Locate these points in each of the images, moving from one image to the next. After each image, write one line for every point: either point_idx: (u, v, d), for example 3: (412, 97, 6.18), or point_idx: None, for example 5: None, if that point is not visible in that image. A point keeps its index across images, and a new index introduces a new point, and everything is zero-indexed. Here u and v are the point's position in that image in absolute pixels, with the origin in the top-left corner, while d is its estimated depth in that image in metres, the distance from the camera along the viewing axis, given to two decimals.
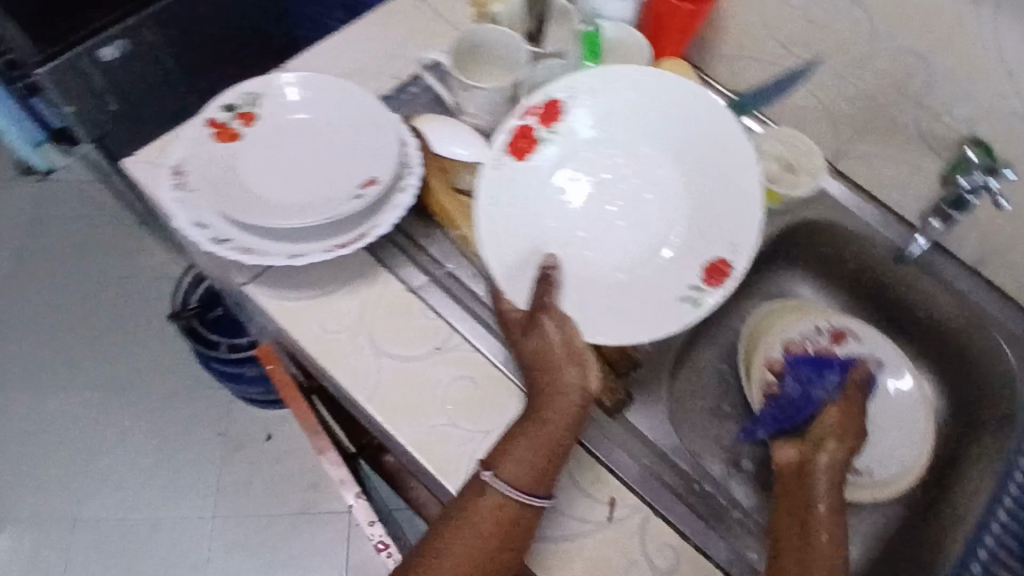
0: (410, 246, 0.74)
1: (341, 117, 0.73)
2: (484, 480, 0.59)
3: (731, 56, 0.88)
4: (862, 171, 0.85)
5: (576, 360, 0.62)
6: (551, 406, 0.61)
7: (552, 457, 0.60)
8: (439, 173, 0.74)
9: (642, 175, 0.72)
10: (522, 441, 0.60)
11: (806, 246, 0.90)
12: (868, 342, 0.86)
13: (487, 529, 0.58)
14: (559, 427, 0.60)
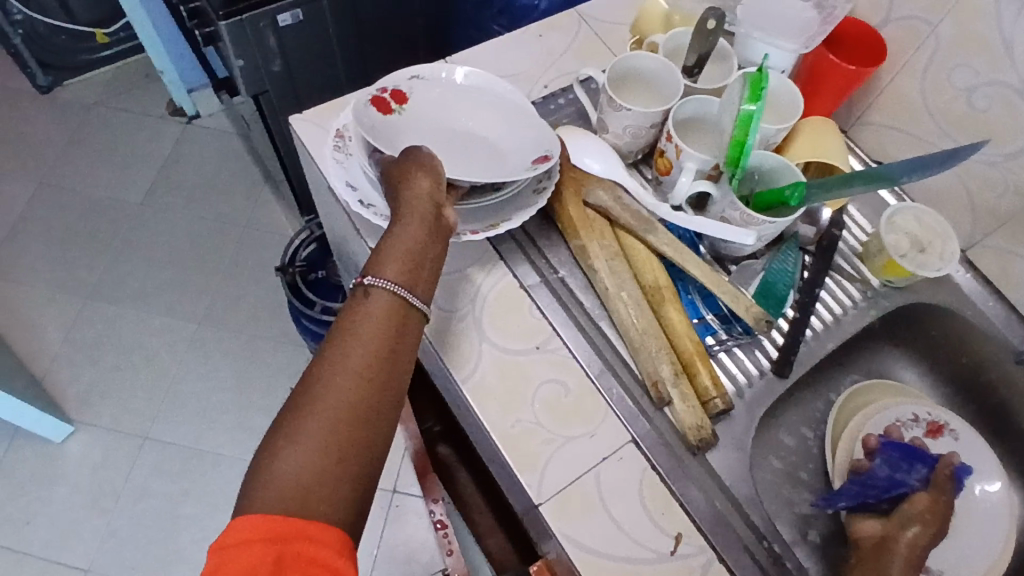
0: (531, 247, 0.77)
1: (480, 114, 0.78)
2: (365, 286, 0.57)
3: (878, 126, 0.87)
4: (995, 266, 0.82)
5: (424, 172, 0.66)
6: (405, 207, 0.63)
7: (418, 258, 0.60)
8: (572, 184, 0.77)
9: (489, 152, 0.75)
10: (389, 245, 0.60)
11: (918, 328, 0.87)
12: (967, 442, 0.81)
13: (373, 335, 0.55)
14: (417, 231, 0.61)
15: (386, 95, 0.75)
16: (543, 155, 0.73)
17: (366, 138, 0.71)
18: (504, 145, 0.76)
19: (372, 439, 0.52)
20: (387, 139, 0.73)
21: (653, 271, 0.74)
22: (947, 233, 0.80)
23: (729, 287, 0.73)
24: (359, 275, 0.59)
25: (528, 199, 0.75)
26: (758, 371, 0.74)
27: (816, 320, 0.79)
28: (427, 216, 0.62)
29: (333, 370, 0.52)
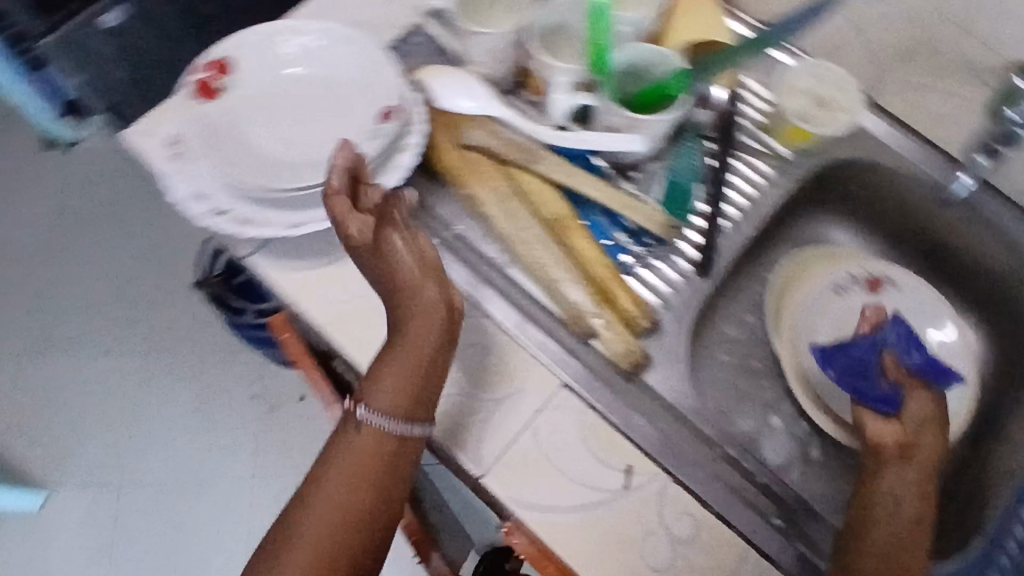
0: (416, 207, 0.70)
1: (324, 67, 0.68)
2: (357, 418, 0.56)
3: None
4: (904, 105, 0.78)
5: (433, 275, 0.59)
6: (404, 320, 0.58)
7: (410, 378, 0.56)
8: (445, 129, 0.70)
9: (332, 120, 0.67)
10: (384, 364, 0.57)
11: (841, 187, 0.83)
12: (911, 289, 0.80)
13: (360, 461, 0.54)
14: (426, 342, 0.57)
15: (210, 70, 0.66)
16: (388, 110, 0.66)
17: (201, 146, 0.63)
18: (353, 101, 0.67)
19: (358, 561, 0.53)
20: (218, 125, 0.65)
21: (551, 201, 0.69)
22: (848, 83, 0.75)
23: (632, 203, 0.69)
24: (353, 396, 0.57)
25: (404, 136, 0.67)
26: (681, 278, 0.71)
27: (732, 208, 0.75)
28: (429, 331, 0.57)
29: (317, 495, 0.54)
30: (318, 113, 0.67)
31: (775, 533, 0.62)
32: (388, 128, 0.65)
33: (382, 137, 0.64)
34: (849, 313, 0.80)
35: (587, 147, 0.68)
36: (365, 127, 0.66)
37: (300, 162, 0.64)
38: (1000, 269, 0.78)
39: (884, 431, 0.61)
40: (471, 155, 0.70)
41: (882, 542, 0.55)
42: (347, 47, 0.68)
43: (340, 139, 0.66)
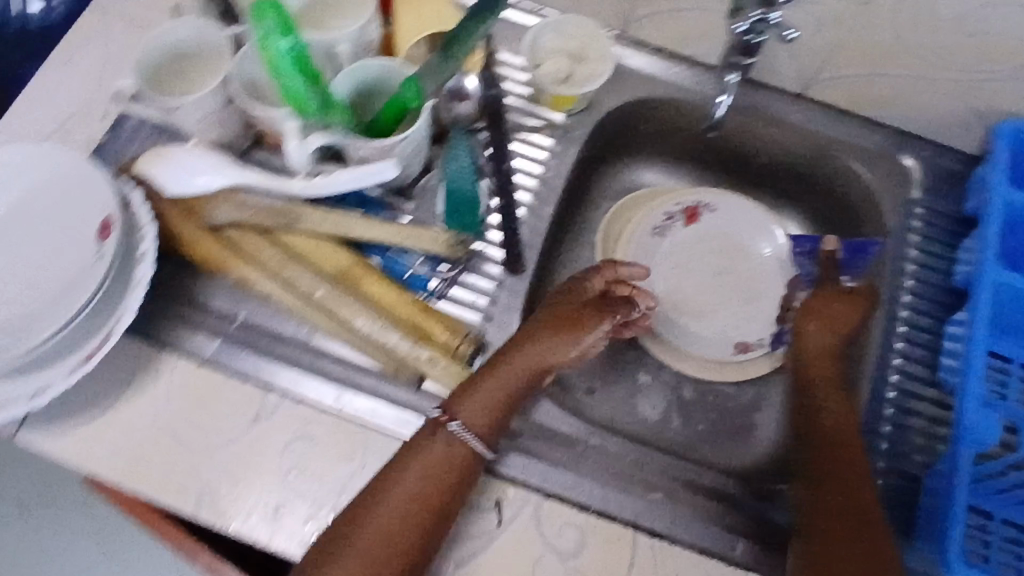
0: (188, 310, 0.64)
1: (21, 196, 0.60)
2: (447, 430, 0.56)
3: None
4: (656, 32, 0.74)
5: (570, 328, 0.64)
6: (492, 393, 0.58)
7: (498, 402, 0.58)
8: (189, 218, 0.63)
9: (48, 254, 0.59)
10: (479, 383, 0.59)
11: (631, 129, 0.80)
12: (727, 211, 0.81)
13: (379, 541, 0.53)
14: (523, 366, 0.61)
15: None
16: (104, 224, 0.58)
17: None
18: (63, 224, 0.60)
19: None
20: None
21: (330, 255, 0.63)
22: (596, 31, 0.72)
23: (409, 229, 0.61)
24: (442, 410, 0.58)
25: (134, 245, 0.61)
26: (495, 285, 0.67)
27: (524, 193, 0.71)
28: (541, 356, 0.61)
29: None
30: (31, 251, 0.60)
31: (657, 507, 0.60)
32: (109, 246, 0.58)
33: (104, 259, 0.57)
34: (680, 249, 0.81)
35: (345, 187, 0.61)
36: (84, 251, 0.58)
37: (22, 317, 0.57)
38: (800, 158, 0.78)
39: (818, 342, 0.68)
40: (229, 241, 0.63)
41: (838, 453, 0.60)
42: (37, 166, 0.61)
43: (59, 274, 0.58)
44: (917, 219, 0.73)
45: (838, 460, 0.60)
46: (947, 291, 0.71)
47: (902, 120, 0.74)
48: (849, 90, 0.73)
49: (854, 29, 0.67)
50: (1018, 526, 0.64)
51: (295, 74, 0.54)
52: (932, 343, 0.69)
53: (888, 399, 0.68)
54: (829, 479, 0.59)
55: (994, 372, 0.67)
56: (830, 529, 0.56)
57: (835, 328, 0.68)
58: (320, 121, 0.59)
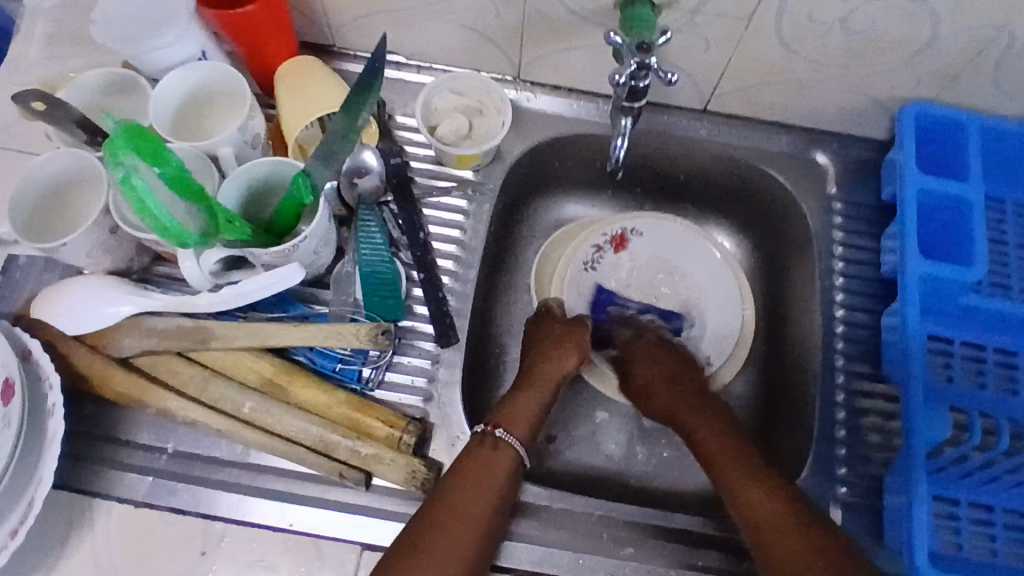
0: (114, 450, 0.61)
1: None
2: (496, 436, 0.61)
3: (350, 25, 0.70)
4: (551, 73, 0.73)
5: (572, 345, 0.70)
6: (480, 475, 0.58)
7: (539, 417, 0.66)
8: (98, 356, 0.60)
9: None
10: (524, 395, 0.66)
11: (545, 171, 0.79)
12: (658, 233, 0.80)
13: (481, 514, 0.56)
14: (552, 378, 0.68)
15: None
16: (4, 386, 0.53)
17: None
18: None
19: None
20: None
21: (252, 367, 0.60)
22: (488, 82, 0.70)
23: (329, 328, 0.59)
24: (489, 423, 0.63)
25: (41, 396, 0.56)
26: (431, 361, 0.65)
27: (447, 260, 0.69)
28: (554, 374, 0.68)
29: (456, 530, 0.55)
30: None
31: (630, 564, 0.60)
32: (15, 409, 0.53)
33: (12, 426, 0.53)
34: (615, 278, 0.80)
35: (256, 295, 0.59)
36: None
37: None
38: (714, 172, 0.78)
39: (652, 368, 0.72)
40: (144, 369, 0.61)
41: (730, 455, 0.63)
42: None
43: None
44: (838, 215, 0.73)
45: (731, 462, 0.62)
46: (878, 283, 0.71)
47: (807, 120, 0.74)
48: (751, 100, 0.72)
49: (747, 42, 0.64)
50: (983, 507, 0.64)
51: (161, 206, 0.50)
52: (873, 338, 0.70)
53: (838, 403, 0.67)
54: (730, 483, 0.61)
55: (936, 357, 0.67)
56: (756, 524, 0.57)
57: (662, 366, 0.72)
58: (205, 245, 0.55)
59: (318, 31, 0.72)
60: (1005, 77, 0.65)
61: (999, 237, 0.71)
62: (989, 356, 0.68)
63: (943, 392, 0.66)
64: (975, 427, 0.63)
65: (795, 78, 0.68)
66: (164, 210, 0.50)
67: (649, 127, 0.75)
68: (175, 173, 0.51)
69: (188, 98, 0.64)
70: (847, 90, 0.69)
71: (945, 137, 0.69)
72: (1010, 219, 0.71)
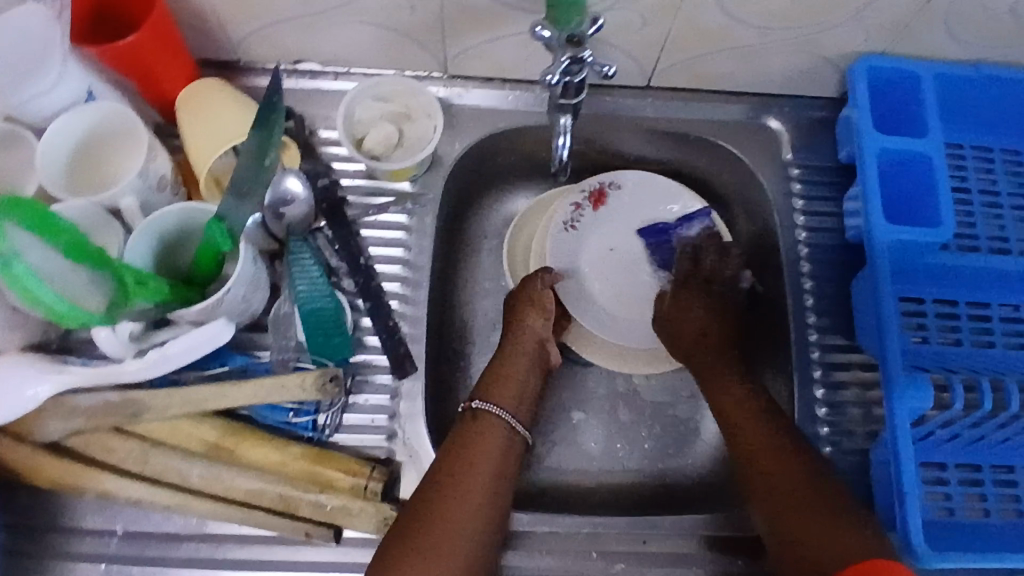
0: (57, 539, 0.56)
1: None
2: (476, 409, 0.60)
3: (251, 37, 0.63)
4: (480, 65, 0.67)
5: (537, 310, 0.65)
6: (471, 441, 0.58)
7: (524, 385, 0.62)
8: (22, 444, 0.54)
9: None
10: (501, 368, 0.63)
11: (489, 170, 0.74)
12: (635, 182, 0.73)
13: (485, 467, 0.57)
14: (526, 349, 0.64)
15: None
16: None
17: None
18: None
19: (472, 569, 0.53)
20: None
21: (194, 433, 0.56)
22: (414, 84, 0.65)
23: (271, 381, 0.55)
24: (469, 397, 0.62)
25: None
26: (390, 396, 0.61)
27: (393, 283, 0.64)
28: (527, 342, 0.64)
29: (460, 488, 0.55)
30: None
31: None
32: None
33: None
34: (597, 237, 0.72)
35: (186, 354, 0.54)
36: None
37: None
38: (666, 150, 0.74)
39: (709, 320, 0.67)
40: (77, 449, 0.55)
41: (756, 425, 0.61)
42: None
43: None
44: (797, 182, 0.70)
45: (745, 417, 0.61)
46: (842, 249, 0.69)
47: (756, 85, 0.70)
48: (698, 71, 0.68)
49: (687, 13, 0.59)
50: (971, 467, 0.63)
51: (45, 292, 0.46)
52: (843, 307, 0.67)
53: (816, 380, 0.65)
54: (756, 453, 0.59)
55: (910, 319, 0.66)
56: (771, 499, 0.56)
57: (710, 327, 0.67)
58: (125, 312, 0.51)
59: (218, 47, 0.65)
60: (958, 22, 0.61)
61: (960, 186, 0.69)
62: (961, 311, 0.66)
63: (918, 354, 0.64)
64: (956, 389, 0.60)
65: (741, 44, 0.63)
66: (55, 295, 0.46)
67: (593, 112, 0.70)
68: (70, 240, 0.47)
69: (82, 141, 0.57)
70: (796, 52, 0.65)
71: (900, 90, 0.66)
72: (969, 166, 0.70)
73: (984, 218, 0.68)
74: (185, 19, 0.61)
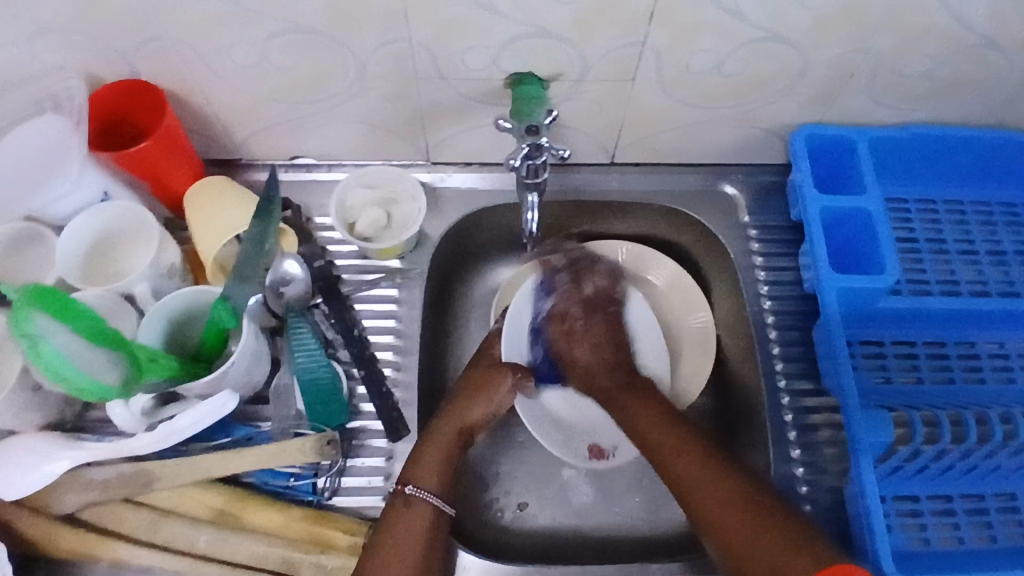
0: None
1: None
2: (407, 494, 0.59)
3: (251, 139, 0.71)
4: (458, 152, 0.74)
5: (483, 396, 0.66)
6: (400, 527, 0.57)
7: (450, 466, 0.61)
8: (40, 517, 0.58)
9: None
10: (425, 448, 0.62)
11: (473, 244, 0.80)
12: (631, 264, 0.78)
13: (411, 556, 0.55)
14: (452, 428, 0.64)
15: None
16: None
17: None
18: None
19: None
20: None
21: (201, 500, 0.59)
22: (400, 172, 0.72)
23: (274, 448, 0.60)
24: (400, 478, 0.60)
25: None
26: (386, 457, 0.65)
27: (386, 352, 0.69)
28: (460, 421, 0.64)
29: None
30: None
31: None
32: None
33: None
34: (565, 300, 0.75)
35: (193, 427, 0.58)
36: None
37: None
38: (632, 220, 0.80)
39: (595, 357, 0.72)
40: (91, 521, 0.59)
41: (689, 456, 0.62)
42: None
43: None
44: (755, 241, 0.76)
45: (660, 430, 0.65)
46: (803, 299, 0.74)
47: (708, 156, 0.77)
48: (653, 146, 0.75)
49: (635, 98, 0.67)
50: (942, 498, 0.66)
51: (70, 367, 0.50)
52: (807, 353, 0.72)
53: (788, 422, 0.69)
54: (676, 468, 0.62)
55: (871, 360, 0.70)
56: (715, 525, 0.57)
57: (603, 352, 0.73)
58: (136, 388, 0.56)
59: (223, 149, 0.73)
60: (878, 92, 0.68)
61: (907, 236, 0.75)
62: (919, 350, 0.71)
63: (881, 393, 0.69)
64: (916, 423, 0.64)
65: (686, 121, 0.71)
66: (78, 370, 0.51)
67: (564, 187, 0.77)
68: (89, 323, 0.52)
69: (96, 239, 0.64)
70: (738, 125, 0.72)
71: (838, 154, 0.73)
72: (914, 217, 0.76)
73: (932, 264, 0.74)
74: (192, 127, 0.69)
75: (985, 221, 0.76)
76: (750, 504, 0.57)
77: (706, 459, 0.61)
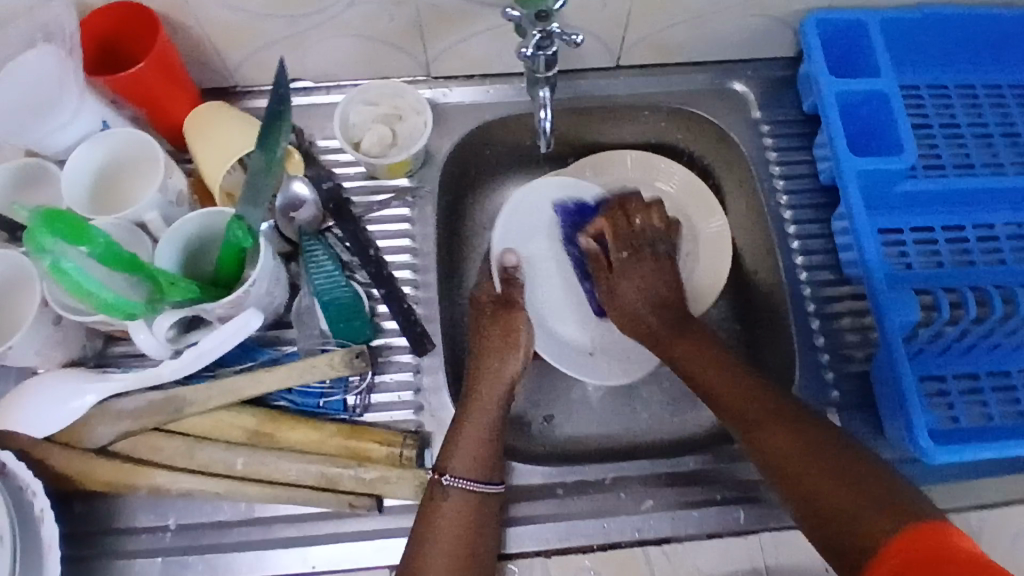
0: (114, 537, 0.60)
1: None
2: (443, 484, 0.58)
3: (246, 60, 0.69)
4: (460, 63, 0.72)
5: (507, 346, 0.66)
6: (435, 515, 0.57)
7: (486, 444, 0.60)
8: (72, 452, 0.58)
9: None
10: (461, 425, 0.61)
11: (481, 161, 0.78)
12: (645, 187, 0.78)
13: (453, 538, 0.56)
14: (498, 391, 0.63)
15: None
16: None
17: None
18: None
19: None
20: None
21: (233, 423, 0.59)
22: (400, 87, 0.69)
23: (304, 365, 0.60)
24: (435, 465, 0.59)
25: (27, 506, 0.55)
26: (413, 371, 0.65)
27: (404, 270, 0.69)
28: (497, 386, 0.63)
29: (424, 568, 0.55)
30: None
31: (654, 515, 0.61)
32: (5, 524, 0.51)
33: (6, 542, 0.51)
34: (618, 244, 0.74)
35: (222, 349, 0.58)
36: None
37: None
38: (640, 126, 0.78)
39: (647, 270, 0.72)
40: (123, 453, 0.59)
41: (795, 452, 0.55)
42: None
43: None
44: (767, 137, 0.75)
45: (779, 435, 0.57)
46: (820, 191, 0.73)
47: (715, 52, 0.75)
48: (658, 43, 0.73)
49: None
50: (969, 377, 0.66)
51: (94, 282, 0.50)
52: (827, 245, 0.71)
53: (811, 313, 0.69)
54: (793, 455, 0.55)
55: (891, 247, 0.70)
56: (809, 496, 0.53)
57: (650, 285, 0.71)
58: (160, 307, 0.56)
59: (217, 74, 0.70)
60: None
61: (922, 122, 0.74)
62: (939, 236, 0.70)
63: (904, 278, 0.68)
64: (942, 303, 0.65)
65: (691, 13, 0.69)
66: (101, 286, 0.51)
67: (570, 94, 0.75)
68: (104, 247, 0.50)
69: (99, 175, 0.63)
70: (746, 15, 0.70)
71: (850, 39, 0.72)
72: (927, 103, 0.75)
73: (947, 148, 0.73)
74: (185, 50, 0.67)
75: (999, 102, 0.75)
76: (831, 461, 0.54)
77: (808, 447, 0.55)
